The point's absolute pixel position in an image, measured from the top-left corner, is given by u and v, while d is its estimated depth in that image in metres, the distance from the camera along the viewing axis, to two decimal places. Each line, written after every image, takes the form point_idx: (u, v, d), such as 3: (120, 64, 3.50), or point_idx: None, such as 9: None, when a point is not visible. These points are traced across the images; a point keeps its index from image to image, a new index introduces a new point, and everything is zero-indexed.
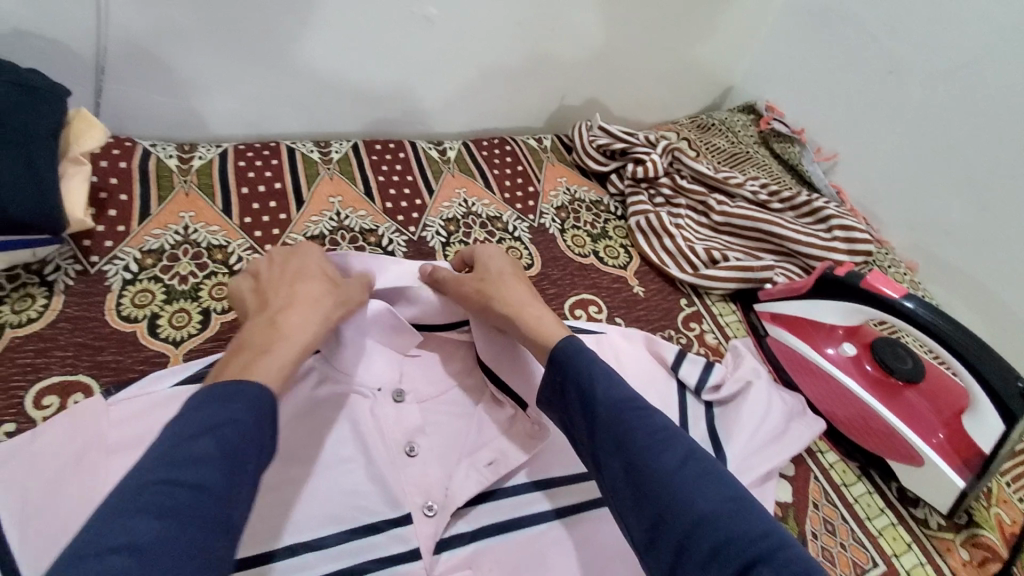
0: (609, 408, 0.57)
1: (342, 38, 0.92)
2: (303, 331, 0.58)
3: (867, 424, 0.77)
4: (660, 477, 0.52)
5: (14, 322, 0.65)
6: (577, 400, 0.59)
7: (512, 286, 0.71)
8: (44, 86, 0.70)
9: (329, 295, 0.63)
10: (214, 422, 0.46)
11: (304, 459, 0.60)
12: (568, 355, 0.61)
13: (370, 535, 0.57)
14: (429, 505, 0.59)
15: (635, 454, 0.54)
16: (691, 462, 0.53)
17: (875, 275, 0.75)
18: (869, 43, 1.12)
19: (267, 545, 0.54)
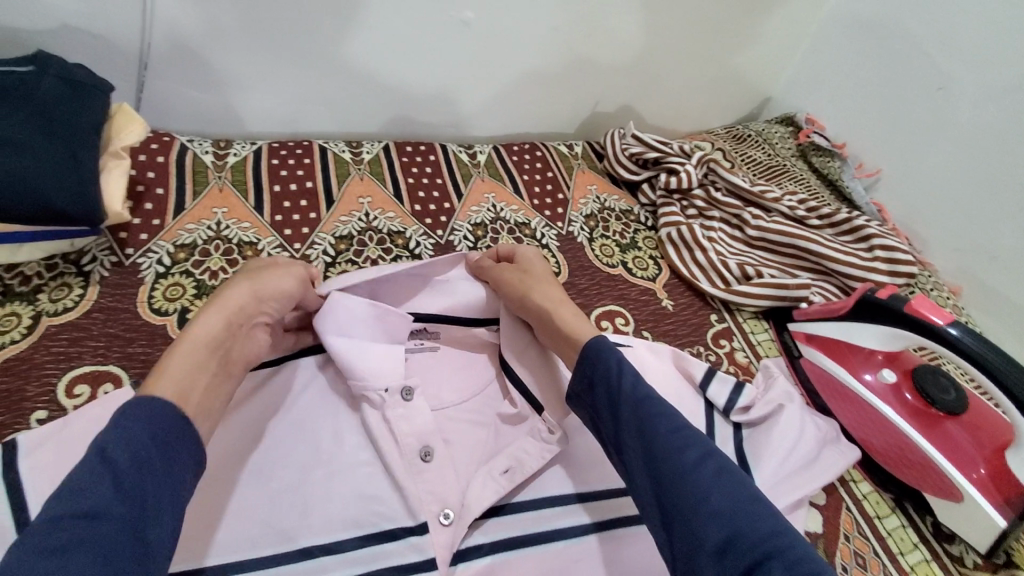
0: (633, 403, 0.56)
1: (378, 39, 0.93)
2: (204, 323, 0.54)
3: (905, 456, 0.74)
4: (676, 473, 0.51)
5: (51, 311, 0.67)
6: (603, 395, 0.59)
7: (548, 286, 0.73)
8: (88, 81, 0.72)
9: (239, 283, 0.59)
10: (123, 441, 0.43)
11: (235, 466, 0.57)
12: (596, 352, 0.61)
13: (386, 542, 0.56)
14: (445, 513, 0.58)
15: (653, 449, 0.53)
16: (708, 459, 0.52)
17: (919, 299, 0.72)
18: (918, 57, 1.08)
19: (193, 562, 0.51)
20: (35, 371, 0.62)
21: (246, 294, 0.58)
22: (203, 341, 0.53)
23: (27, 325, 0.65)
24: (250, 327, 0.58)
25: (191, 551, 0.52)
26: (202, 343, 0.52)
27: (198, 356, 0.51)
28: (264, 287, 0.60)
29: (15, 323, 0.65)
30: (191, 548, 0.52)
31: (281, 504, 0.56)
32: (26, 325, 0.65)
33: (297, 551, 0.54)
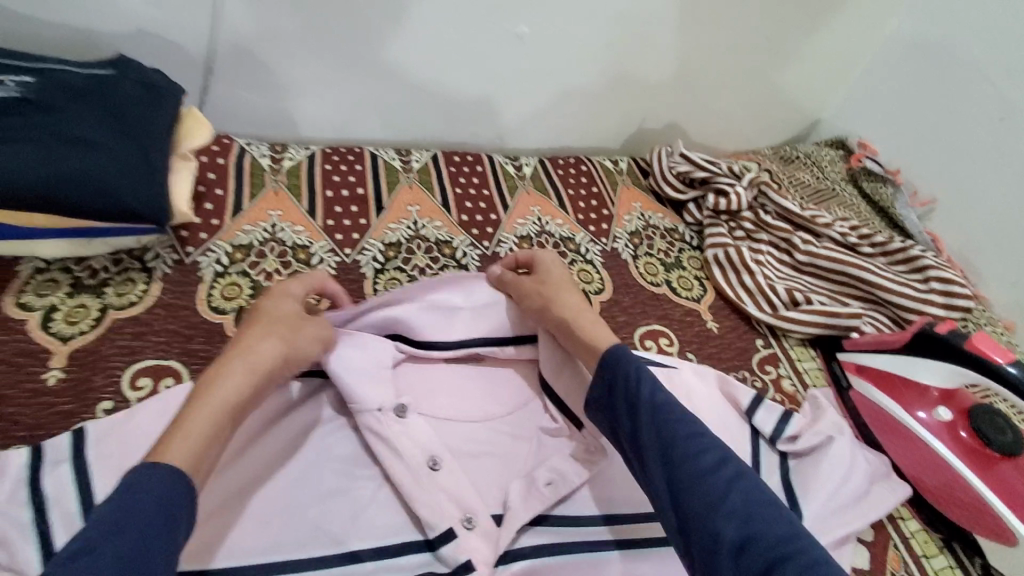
0: (653, 409, 0.55)
1: (435, 51, 0.95)
2: (231, 387, 0.52)
3: (953, 494, 0.72)
4: (695, 477, 0.50)
5: (117, 304, 0.69)
6: (621, 400, 0.58)
7: (569, 298, 0.70)
8: (164, 85, 0.76)
9: (275, 339, 0.57)
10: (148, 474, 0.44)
11: (257, 483, 0.57)
12: (619, 360, 0.61)
13: (423, 550, 0.57)
14: (469, 518, 0.58)
15: (671, 454, 0.52)
16: (725, 463, 0.52)
17: (980, 336, 0.71)
18: (979, 85, 1.05)
19: (200, 562, 0.50)
20: (102, 362, 0.64)
21: (280, 355, 0.57)
22: (225, 407, 0.51)
23: (95, 317, 0.68)
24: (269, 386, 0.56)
25: (195, 555, 0.50)
26: (224, 412, 0.51)
27: (221, 423, 0.50)
28: (296, 346, 0.59)
29: (83, 315, 0.68)
30: (198, 551, 0.51)
31: (328, 509, 0.57)
32: (93, 317, 0.68)
33: (342, 554, 0.54)
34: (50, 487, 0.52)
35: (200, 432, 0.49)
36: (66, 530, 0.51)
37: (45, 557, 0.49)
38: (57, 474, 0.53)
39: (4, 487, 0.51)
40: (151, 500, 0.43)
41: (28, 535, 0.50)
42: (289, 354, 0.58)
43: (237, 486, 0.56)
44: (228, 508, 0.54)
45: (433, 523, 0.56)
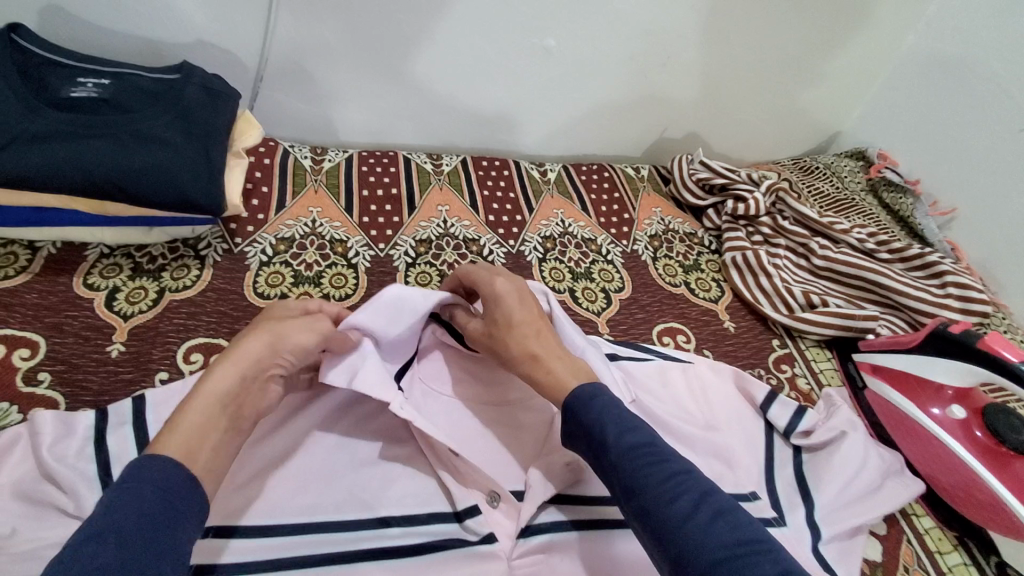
0: (618, 453, 0.52)
1: (468, 60, 1.00)
2: (220, 378, 0.51)
3: (972, 494, 0.72)
4: (670, 525, 0.46)
5: (173, 287, 0.76)
6: (587, 447, 0.55)
7: (532, 334, 0.64)
8: (222, 89, 0.83)
9: (264, 333, 0.56)
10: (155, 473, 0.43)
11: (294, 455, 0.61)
12: (580, 399, 0.57)
13: (446, 521, 0.60)
14: (493, 497, 0.62)
15: (643, 500, 0.49)
16: (704, 505, 0.47)
17: (994, 335, 0.73)
18: (1002, 97, 1.06)
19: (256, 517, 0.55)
20: (159, 338, 0.70)
21: (262, 344, 0.55)
22: (214, 397, 0.50)
23: (153, 298, 0.74)
24: (264, 374, 0.54)
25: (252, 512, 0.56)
26: (214, 402, 0.50)
27: (210, 413, 0.49)
28: (286, 337, 0.57)
29: (143, 295, 0.74)
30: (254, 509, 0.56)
31: (366, 480, 0.61)
32: (152, 297, 0.74)
33: (378, 517, 0.58)
34: (113, 445, 0.57)
35: (190, 422, 0.48)
36: None
37: None
38: (119, 433, 0.58)
39: (74, 442, 0.57)
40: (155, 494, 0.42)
41: (93, 485, 0.55)
42: (273, 342, 0.56)
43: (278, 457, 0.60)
44: (270, 475, 0.59)
45: (461, 496, 0.60)
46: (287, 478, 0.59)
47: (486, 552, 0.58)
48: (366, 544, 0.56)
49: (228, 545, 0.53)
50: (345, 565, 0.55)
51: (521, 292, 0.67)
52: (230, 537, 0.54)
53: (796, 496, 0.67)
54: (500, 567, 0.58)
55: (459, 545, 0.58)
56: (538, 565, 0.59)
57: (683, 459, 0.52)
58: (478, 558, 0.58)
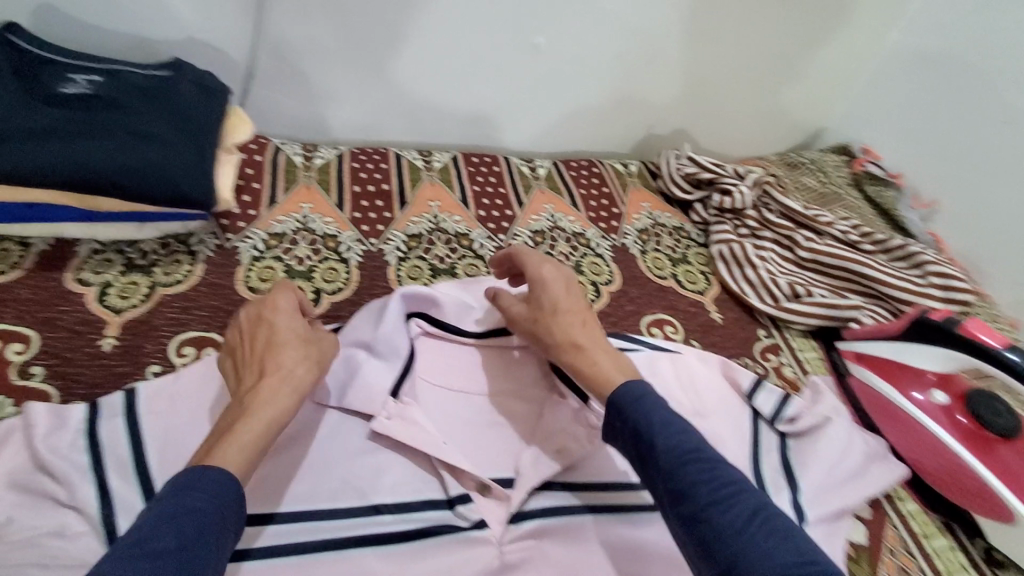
0: (668, 460, 0.53)
1: (459, 56, 1.01)
2: (269, 404, 0.55)
3: (957, 480, 0.74)
4: (721, 533, 0.48)
5: (165, 282, 0.76)
6: (634, 448, 0.56)
7: (577, 324, 0.67)
8: (215, 86, 0.84)
9: (302, 360, 0.60)
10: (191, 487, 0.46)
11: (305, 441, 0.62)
12: (627, 399, 0.58)
13: (436, 509, 0.61)
14: (484, 486, 0.62)
15: (692, 508, 0.50)
16: (755, 518, 0.49)
17: (973, 321, 0.75)
18: (987, 93, 1.09)
19: (270, 506, 0.57)
20: (152, 332, 0.71)
21: (307, 371, 0.59)
22: (268, 423, 0.54)
23: (145, 293, 0.74)
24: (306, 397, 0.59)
25: (267, 500, 0.57)
26: (265, 426, 0.54)
27: (264, 437, 0.53)
28: (320, 363, 0.61)
29: (134, 290, 0.74)
30: (269, 497, 0.57)
31: (359, 468, 0.61)
32: (143, 292, 0.74)
33: (373, 504, 0.59)
34: (106, 436, 0.57)
35: (246, 445, 0.51)
36: (120, 473, 0.56)
37: (100, 494, 0.54)
38: (112, 424, 0.58)
39: (67, 434, 0.57)
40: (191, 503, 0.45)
41: (86, 475, 0.55)
42: (315, 367, 0.60)
43: (289, 444, 0.61)
44: (282, 464, 0.60)
45: (453, 483, 0.62)
46: (303, 469, 0.60)
47: (478, 538, 0.59)
48: (359, 531, 0.57)
49: (263, 532, 0.55)
50: (338, 551, 0.56)
51: (569, 283, 0.71)
52: (266, 524, 0.56)
53: (782, 481, 0.68)
54: (491, 552, 0.59)
55: (450, 531, 0.59)
56: (530, 550, 0.60)
57: (732, 468, 0.53)
58: (469, 544, 0.58)
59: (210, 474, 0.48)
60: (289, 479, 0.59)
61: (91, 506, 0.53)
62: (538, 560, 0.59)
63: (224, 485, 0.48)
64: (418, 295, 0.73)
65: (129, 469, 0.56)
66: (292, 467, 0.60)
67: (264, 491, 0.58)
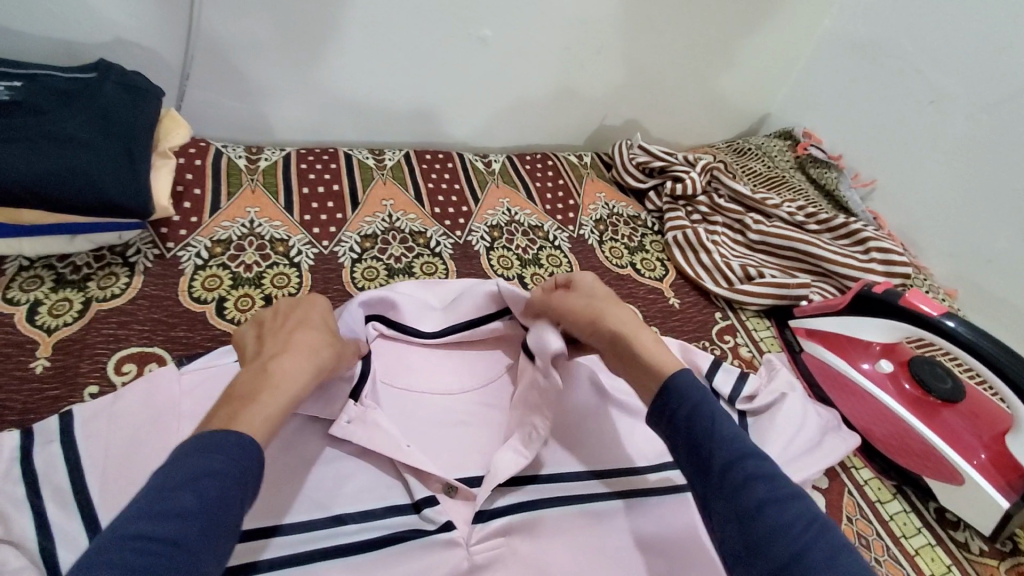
0: (724, 456, 0.50)
1: (402, 51, 0.99)
2: (295, 378, 0.53)
3: (905, 443, 0.78)
4: (779, 538, 0.44)
5: (100, 297, 0.72)
6: (683, 435, 0.53)
7: (619, 305, 0.67)
8: (145, 87, 0.80)
9: (329, 345, 0.58)
10: (222, 455, 0.43)
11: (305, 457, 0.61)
12: (685, 389, 0.55)
13: (403, 514, 0.59)
14: (451, 487, 0.61)
15: (748, 505, 0.47)
16: (815, 526, 0.45)
17: (913, 292, 0.78)
18: (910, 73, 1.14)
19: (276, 518, 0.55)
20: (87, 350, 0.66)
21: (330, 352, 0.58)
22: (292, 394, 0.51)
23: (78, 309, 0.70)
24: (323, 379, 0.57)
25: (272, 511, 0.56)
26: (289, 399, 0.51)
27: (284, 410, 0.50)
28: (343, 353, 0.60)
29: (66, 307, 0.70)
30: (274, 508, 0.56)
31: (319, 479, 0.60)
32: (77, 309, 0.70)
33: (341, 512, 0.57)
34: (40, 464, 0.53)
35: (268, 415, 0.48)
36: (57, 504, 0.52)
37: (38, 528, 0.50)
38: (47, 451, 0.54)
39: None
40: (216, 471, 0.42)
41: (22, 507, 0.51)
42: (337, 350, 0.59)
43: (286, 462, 0.60)
44: (284, 480, 0.58)
45: (418, 487, 0.60)
46: (293, 477, 0.59)
47: (446, 540, 0.57)
48: (322, 543, 0.55)
49: (270, 543, 0.53)
50: (299, 566, 0.53)
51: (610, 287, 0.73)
52: (271, 535, 0.54)
53: None
54: (459, 554, 0.57)
55: (415, 536, 0.57)
56: (499, 548, 0.58)
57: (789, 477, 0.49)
58: (436, 547, 0.57)
59: (231, 439, 0.45)
60: (295, 492, 0.58)
61: (28, 540, 0.50)
62: (508, 558, 0.58)
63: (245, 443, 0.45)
64: (383, 297, 0.71)
65: (68, 499, 0.52)
66: (294, 480, 0.59)
67: (269, 504, 0.56)
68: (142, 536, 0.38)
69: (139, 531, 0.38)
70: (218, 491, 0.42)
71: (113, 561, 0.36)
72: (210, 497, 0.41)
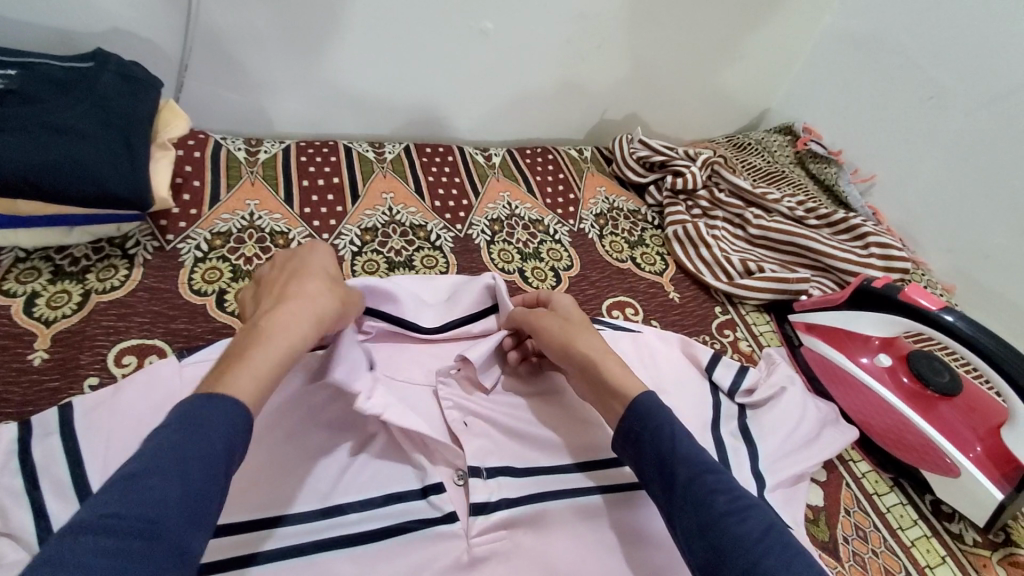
0: (686, 472, 0.52)
1: (402, 43, 0.98)
2: (293, 326, 0.53)
3: (902, 436, 0.78)
4: (740, 545, 0.47)
5: (100, 289, 0.71)
6: (649, 452, 0.55)
7: (588, 330, 0.68)
8: (144, 78, 0.79)
9: (328, 294, 0.58)
10: (207, 437, 0.43)
11: (304, 445, 0.61)
12: (651, 407, 0.57)
13: (408, 501, 0.59)
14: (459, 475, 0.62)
15: (710, 518, 0.49)
16: (773, 533, 0.48)
17: (912, 287, 0.78)
18: (910, 68, 1.14)
19: (278, 508, 0.55)
20: (87, 342, 0.66)
21: (336, 304, 0.59)
22: (290, 339, 0.52)
23: (77, 301, 0.69)
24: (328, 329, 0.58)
25: (276, 501, 0.56)
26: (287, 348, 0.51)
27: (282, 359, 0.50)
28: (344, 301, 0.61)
29: (66, 299, 0.69)
30: (278, 497, 0.56)
31: (323, 469, 0.59)
32: (76, 301, 0.69)
33: (346, 501, 0.57)
34: (40, 456, 0.53)
35: (266, 363, 0.49)
36: (58, 497, 0.52)
37: (37, 520, 0.50)
38: (46, 444, 0.53)
39: None
40: (198, 452, 0.42)
41: (21, 500, 0.51)
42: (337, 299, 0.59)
43: (287, 451, 0.60)
44: (286, 469, 0.58)
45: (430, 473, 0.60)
46: (298, 467, 0.59)
47: (446, 532, 0.57)
48: (322, 534, 0.55)
49: (273, 534, 0.53)
50: (304, 557, 0.53)
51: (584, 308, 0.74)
52: (275, 526, 0.54)
53: (743, 447, 0.69)
54: (459, 544, 0.57)
55: (418, 527, 0.57)
56: (500, 540, 0.58)
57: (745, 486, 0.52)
58: (438, 536, 0.57)
59: (223, 417, 0.44)
60: (298, 481, 0.58)
61: (28, 533, 0.50)
62: (510, 550, 0.58)
63: (239, 423, 0.45)
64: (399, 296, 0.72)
65: (68, 490, 0.52)
66: (295, 469, 0.59)
67: (273, 494, 0.56)
68: (116, 514, 0.37)
69: (114, 510, 0.37)
70: (200, 473, 0.41)
71: (86, 545, 0.35)
72: (190, 480, 0.40)
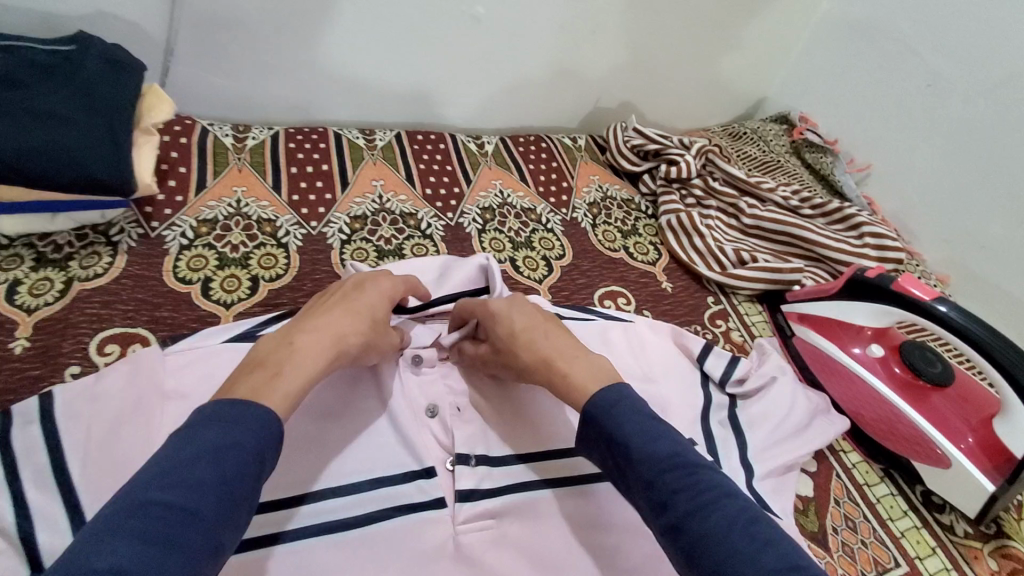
0: (648, 469, 0.48)
1: (394, 28, 0.96)
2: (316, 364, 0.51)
3: (893, 427, 0.78)
4: (711, 540, 0.43)
5: (82, 276, 0.70)
6: (608, 455, 0.52)
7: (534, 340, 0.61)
8: (126, 60, 0.77)
9: (359, 341, 0.56)
10: (235, 431, 0.42)
11: (330, 424, 0.60)
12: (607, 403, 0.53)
13: (398, 484, 0.58)
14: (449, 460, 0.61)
15: (676, 518, 0.46)
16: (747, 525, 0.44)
17: (906, 277, 0.77)
18: (909, 56, 1.13)
19: (301, 487, 0.55)
20: (70, 330, 0.65)
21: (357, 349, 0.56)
22: (310, 376, 0.50)
23: (60, 289, 0.68)
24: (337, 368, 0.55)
25: (303, 478, 0.56)
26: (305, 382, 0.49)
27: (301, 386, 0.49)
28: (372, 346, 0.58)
29: (48, 287, 0.68)
30: (304, 476, 0.56)
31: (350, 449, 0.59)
32: (58, 289, 0.68)
33: (342, 485, 0.57)
34: (19, 444, 0.52)
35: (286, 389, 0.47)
36: (38, 485, 0.51)
37: (18, 507, 0.50)
38: (26, 433, 0.53)
39: None
40: (229, 443, 0.41)
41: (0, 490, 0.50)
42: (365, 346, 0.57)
43: (317, 429, 0.60)
44: (311, 448, 0.58)
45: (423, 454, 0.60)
46: (329, 445, 0.59)
47: (433, 517, 0.57)
48: (311, 520, 0.54)
49: (297, 512, 0.54)
50: (291, 543, 0.52)
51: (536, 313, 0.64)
52: (300, 504, 0.54)
53: (731, 438, 0.69)
54: (445, 535, 0.56)
55: (405, 513, 0.56)
56: (487, 530, 0.58)
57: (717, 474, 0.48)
58: (425, 523, 0.56)
59: (252, 412, 0.44)
60: (325, 459, 0.58)
61: (8, 521, 0.49)
62: (497, 540, 0.58)
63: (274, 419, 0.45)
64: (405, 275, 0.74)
65: (47, 478, 0.51)
66: (326, 448, 0.59)
67: (295, 472, 0.56)
68: (160, 503, 0.37)
69: (151, 500, 0.37)
70: (230, 467, 0.41)
71: (129, 527, 0.36)
72: (224, 470, 0.40)
